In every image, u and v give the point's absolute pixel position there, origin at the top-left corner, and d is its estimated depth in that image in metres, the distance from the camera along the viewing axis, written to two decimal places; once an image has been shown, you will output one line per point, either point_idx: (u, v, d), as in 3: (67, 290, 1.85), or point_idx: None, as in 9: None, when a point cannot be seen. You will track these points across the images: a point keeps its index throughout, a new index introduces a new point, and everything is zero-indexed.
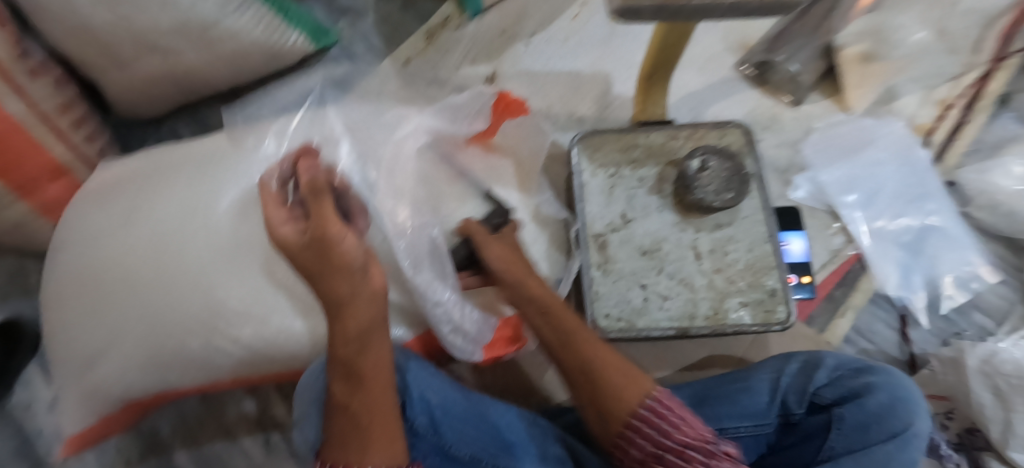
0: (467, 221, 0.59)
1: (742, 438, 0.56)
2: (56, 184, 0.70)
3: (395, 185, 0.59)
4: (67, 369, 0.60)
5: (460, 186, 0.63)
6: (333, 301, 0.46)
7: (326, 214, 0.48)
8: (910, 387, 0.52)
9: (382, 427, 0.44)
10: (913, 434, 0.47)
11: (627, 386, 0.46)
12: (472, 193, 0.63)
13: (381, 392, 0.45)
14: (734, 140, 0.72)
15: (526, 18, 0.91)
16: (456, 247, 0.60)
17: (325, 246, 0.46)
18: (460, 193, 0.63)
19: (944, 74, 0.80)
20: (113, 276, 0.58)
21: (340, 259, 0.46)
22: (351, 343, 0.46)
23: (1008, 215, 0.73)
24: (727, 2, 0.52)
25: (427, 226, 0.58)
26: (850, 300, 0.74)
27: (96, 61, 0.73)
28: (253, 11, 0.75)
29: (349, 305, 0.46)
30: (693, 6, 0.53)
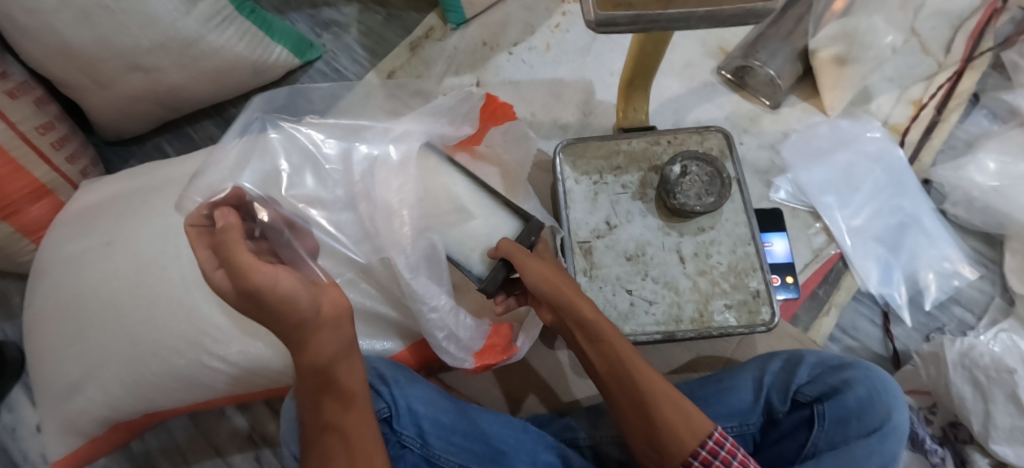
0: (505, 241, 0.53)
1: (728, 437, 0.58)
2: (39, 205, 0.70)
3: (390, 193, 0.55)
4: (51, 394, 0.60)
5: (467, 192, 0.58)
6: (292, 338, 0.43)
7: (245, 261, 0.40)
8: (888, 381, 0.54)
9: (360, 445, 0.44)
10: (892, 428, 0.50)
11: (683, 428, 0.46)
12: (485, 199, 0.58)
13: (357, 416, 0.45)
14: (715, 144, 0.73)
15: (507, 27, 0.92)
16: (495, 270, 0.54)
17: (259, 294, 0.40)
18: (469, 201, 0.58)
19: (917, 74, 0.83)
20: (94, 301, 0.57)
21: (275, 306, 0.40)
22: (320, 370, 0.44)
23: (984, 210, 0.74)
24: (700, 12, 0.54)
25: (425, 231, 0.54)
26: (833, 299, 0.75)
27: (79, 82, 0.73)
28: (237, 24, 0.78)
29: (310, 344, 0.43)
30: (668, 16, 0.54)
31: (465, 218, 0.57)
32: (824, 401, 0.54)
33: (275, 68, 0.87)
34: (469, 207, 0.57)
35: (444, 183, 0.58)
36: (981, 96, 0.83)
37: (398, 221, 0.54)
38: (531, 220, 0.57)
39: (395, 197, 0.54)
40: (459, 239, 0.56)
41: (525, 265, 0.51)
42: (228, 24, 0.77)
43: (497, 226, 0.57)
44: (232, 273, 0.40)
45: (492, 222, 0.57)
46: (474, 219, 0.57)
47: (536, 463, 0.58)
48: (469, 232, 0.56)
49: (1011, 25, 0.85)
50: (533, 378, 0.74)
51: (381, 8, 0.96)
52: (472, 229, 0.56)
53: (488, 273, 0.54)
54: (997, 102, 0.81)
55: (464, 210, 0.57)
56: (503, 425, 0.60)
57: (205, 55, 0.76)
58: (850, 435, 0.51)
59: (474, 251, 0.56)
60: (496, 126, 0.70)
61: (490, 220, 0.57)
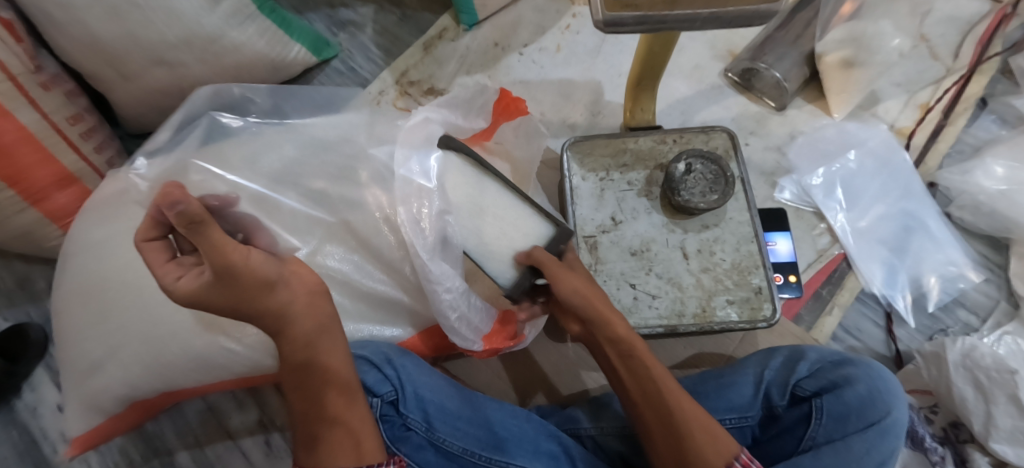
0: (534, 250, 0.53)
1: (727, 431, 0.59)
2: (67, 191, 0.73)
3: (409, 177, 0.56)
4: (73, 371, 0.62)
5: (494, 195, 0.57)
6: (272, 322, 0.44)
7: (219, 242, 0.40)
8: (888, 378, 0.55)
9: (352, 412, 0.47)
10: (890, 424, 0.51)
11: (711, 448, 0.47)
12: (513, 201, 0.57)
13: (343, 397, 0.47)
14: (720, 144, 0.74)
15: (519, 28, 0.94)
16: (524, 279, 0.55)
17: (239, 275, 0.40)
18: (494, 202, 0.56)
19: (926, 78, 0.84)
20: (118, 284, 0.60)
21: (258, 288, 0.42)
22: (301, 349, 0.45)
23: (991, 214, 0.75)
24: (705, 13, 0.55)
25: (443, 212, 0.55)
26: (837, 299, 0.75)
27: (105, 74, 0.76)
28: (259, 22, 0.82)
29: (298, 331, 0.45)
30: (674, 17, 0.56)
31: (492, 222, 0.56)
32: (823, 395, 0.55)
33: (292, 65, 0.89)
34: (495, 210, 0.56)
35: (470, 184, 0.57)
36: (989, 100, 0.83)
37: (419, 205, 0.55)
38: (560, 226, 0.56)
39: (413, 183, 0.56)
40: (487, 245, 0.55)
41: (556, 278, 0.52)
42: (250, 22, 0.80)
43: (524, 231, 0.56)
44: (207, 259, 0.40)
45: (520, 227, 0.56)
46: (500, 222, 0.56)
47: (538, 451, 0.59)
48: (499, 237, 0.55)
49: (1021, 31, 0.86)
50: (537, 370, 0.75)
51: (397, 9, 0.98)
52: (500, 234, 0.55)
53: (516, 284, 0.54)
54: (1006, 107, 0.81)
55: (490, 212, 0.56)
56: (509, 415, 0.61)
57: (227, 51, 0.79)
58: (847, 430, 0.52)
59: (502, 259, 0.55)
60: (509, 121, 0.71)
61: (517, 224, 0.56)
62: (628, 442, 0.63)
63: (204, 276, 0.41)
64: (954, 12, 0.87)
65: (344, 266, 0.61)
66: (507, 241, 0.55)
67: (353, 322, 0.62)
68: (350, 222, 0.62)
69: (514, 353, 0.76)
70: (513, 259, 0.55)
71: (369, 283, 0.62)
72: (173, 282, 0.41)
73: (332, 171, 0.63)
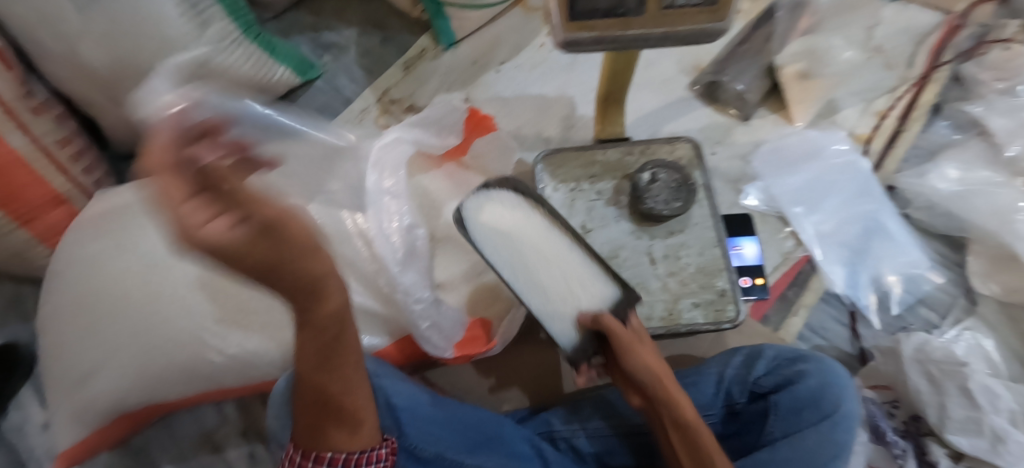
0: (606, 317, 0.52)
1: None
2: (56, 211, 0.76)
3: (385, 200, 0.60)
4: (62, 384, 0.64)
5: (562, 251, 0.55)
6: (312, 282, 0.36)
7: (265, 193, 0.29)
8: (841, 372, 0.57)
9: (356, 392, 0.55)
10: (842, 416, 0.53)
11: None
12: (581, 258, 0.56)
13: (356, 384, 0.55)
14: (684, 154, 0.78)
15: (496, 47, 0.98)
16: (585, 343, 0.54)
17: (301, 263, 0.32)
18: (562, 258, 0.55)
19: (882, 87, 0.88)
20: (104, 299, 0.62)
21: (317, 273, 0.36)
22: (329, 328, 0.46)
23: (945, 214, 0.79)
24: (657, 33, 0.60)
25: (414, 227, 0.61)
26: (802, 300, 0.78)
27: (96, 98, 0.80)
28: (244, 47, 0.86)
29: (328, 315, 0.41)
30: (629, 36, 0.60)
31: (559, 277, 0.54)
32: (779, 391, 0.58)
33: (277, 86, 0.93)
34: (563, 265, 0.54)
35: (538, 236, 0.55)
36: (943, 107, 0.88)
37: (392, 220, 0.60)
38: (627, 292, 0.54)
39: (387, 197, 0.60)
40: (553, 303, 0.53)
41: (624, 347, 0.51)
42: (235, 47, 0.84)
43: (592, 291, 0.54)
44: (238, 207, 0.28)
45: (588, 287, 0.54)
46: (566, 278, 0.54)
47: (512, 454, 0.63)
48: (565, 294, 0.53)
49: (972, 41, 0.89)
50: (516, 377, 0.76)
51: (378, 30, 1.01)
52: (565, 291, 0.53)
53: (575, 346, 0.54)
54: (958, 113, 0.86)
55: (558, 267, 0.54)
56: (477, 421, 0.63)
57: (214, 75, 0.82)
58: (804, 424, 0.54)
59: (564, 318, 0.53)
60: (480, 137, 0.76)
61: (584, 282, 0.55)
62: (601, 443, 0.65)
63: (234, 226, 0.27)
64: (907, 24, 0.92)
65: None
66: (571, 300, 0.53)
67: None
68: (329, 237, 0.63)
69: (489, 360, 0.77)
70: (576, 319, 0.53)
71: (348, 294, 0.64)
72: (209, 230, 0.26)
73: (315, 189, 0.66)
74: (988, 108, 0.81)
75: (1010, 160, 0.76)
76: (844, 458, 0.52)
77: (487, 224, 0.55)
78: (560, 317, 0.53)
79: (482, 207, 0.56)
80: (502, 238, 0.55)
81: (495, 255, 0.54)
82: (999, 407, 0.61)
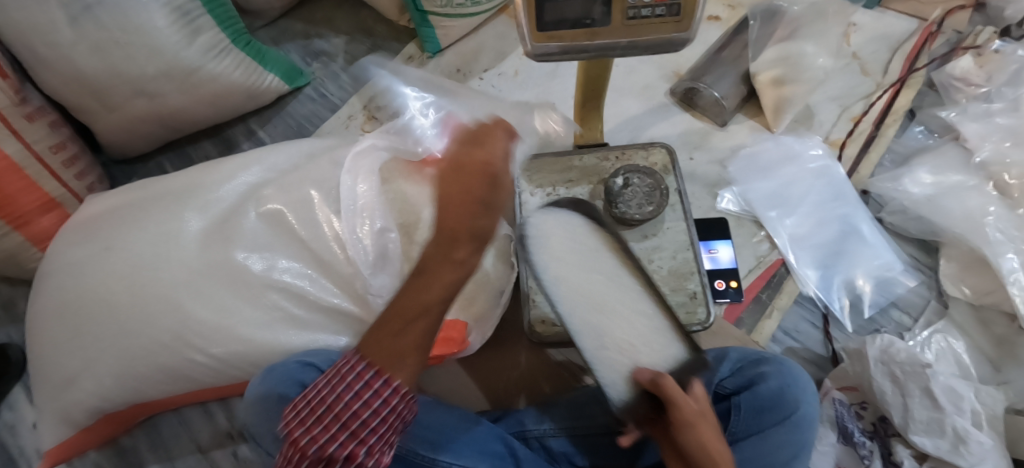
0: (663, 375, 0.48)
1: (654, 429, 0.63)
2: (49, 215, 0.78)
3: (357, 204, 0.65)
4: (50, 383, 0.66)
5: (631, 298, 0.53)
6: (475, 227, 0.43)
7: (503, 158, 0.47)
8: (801, 375, 0.58)
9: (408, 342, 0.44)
10: (801, 417, 0.55)
11: None
12: (651, 311, 0.54)
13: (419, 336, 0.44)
14: (660, 159, 0.80)
15: (481, 55, 1.00)
16: (634, 400, 0.50)
17: (461, 205, 0.41)
18: (631, 305, 0.53)
19: (859, 93, 0.90)
20: (90, 302, 0.64)
21: (464, 231, 0.41)
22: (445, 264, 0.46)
23: (917, 218, 0.79)
24: (623, 42, 0.62)
25: (385, 231, 0.65)
26: (776, 302, 0.79)
27: (88, 105, 0.81)
28: (234, 55, 0.87)
29: (443, 279, 0.42)
30: (596, 45, 0.62)
31: (623, 324, 0.52)
32: (741, 393, 0.59)
33: (267, 93, 0.94)
34: (630, 313, 0.52)
35: (608, 280, 0.53)
36: (917, 112, 0.89)
37: (363, 224, 0.64)
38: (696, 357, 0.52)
39: (360, 200, 0.65)
40: (610, 356, 0.51)
41: (678, 412, 0.46)
42: (225, 54, 0.85)
43: (657, 347, 0.51)
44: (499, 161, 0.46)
45: (653, 344, 0.51)
46: (630, 327, 0.52)
47: (484, 452, 0.64)
48: (625, 344, 0.51)
49: (947, 47, 0.92)
50: (495, 378, 0.78)
51: (366, 39, 1.03)
52: (626, 342, 0.51)
53: (624, 401, 0.51)
54: (932, 118, 0.87)
55: (623, 313, 0.52)
56: (447, 425, 0.65)
57: (204, 82, 0.84)
58: (765, 424, 0.56)
59: (618, 370, 0.50)
60: None
61: (648, 338, 0.52)
62: (571, 443, 0.67)
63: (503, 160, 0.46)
64: (884, 31, 0.95)
65: (300, 281, 0.65)
66: (631, 352, 0.51)
67: (310, 333, 0.66)
68: (311, 243, 0.65)
69: (469, 361, 0.79)
70: (631, 374, 0.50)
71: (328, 296, 0.66)
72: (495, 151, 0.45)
73: (294, 189, 0.68)
74: (961, 113, 0.83)
75: (981, 165, 0.78)
76: (803, 457, 0.54)
77: (554, 248, 0.53)
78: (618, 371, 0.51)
79: (552, 226, 0.55)
80: (570, 278, 0.53)
81: (554, 283, 0.53)
82: (961, 408, 0.63)
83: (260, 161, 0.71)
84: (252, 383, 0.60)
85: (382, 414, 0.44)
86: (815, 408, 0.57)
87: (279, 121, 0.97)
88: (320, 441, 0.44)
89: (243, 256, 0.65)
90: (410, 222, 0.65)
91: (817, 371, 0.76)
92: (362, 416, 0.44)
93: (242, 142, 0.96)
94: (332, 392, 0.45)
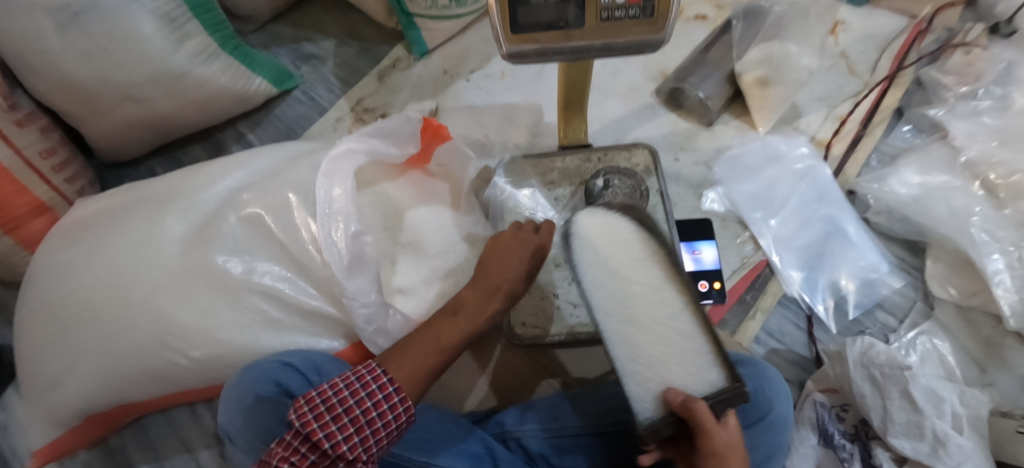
0: (697, 406, 0.46)
1: (616, 432, 0.65)
2: (40, 219, 0.79)
3: (335, 207, 0.65)
4: (37, 384, 0.67)
5: (670, 312, 0.51)
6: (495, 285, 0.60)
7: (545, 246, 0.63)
8: (773, 378, 0.59)
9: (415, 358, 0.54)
10: (773, 420, 0.56)
11: None
12: (689, 329, 0.51)
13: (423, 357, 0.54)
14: (642, 160, 0.82)
15: (467, 58, 1.00)
16: (662, 423, 0.49)
17: (502, 266, 0.61)
18: (669, 320, 0.51)
19: (847, 92, 0.90)
20: (74, 304, 0.65)
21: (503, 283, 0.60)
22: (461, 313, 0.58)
23: (903, 219, 0.78)
24: (598, 42, 0.59)
25: (360, 235, 0.65)
26: (759, 303, 0.79)
27: (78, 111, 0.81)
28: (222, 60, 0.88)
29: (468, 319, 0.58)
30: (572, 45, 0.60)
31: (657, 339, 0.51)
32: None
33: (255, 97, 0.94)
34: (666, 328, 0.51)
35: (649, 292, 0.52)
36: (905, 111, 0.88)
37: (337, 227, 0.64)
38: (734, 386, 0.48)
39: (336, 204, 0.65)
40: (642, 374, 0.51)
41: (706, 436, 0.46)
42: (213, 60, 0.86)
43: (690, 369, 0.50)
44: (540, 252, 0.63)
45: (688, 365, 0.50)
46: (664, 343, 0.51)
47: (462, 452, 0.63)
48: (655, 360, 0.51)
49: (937, 45, 0.91)
50: (476, 380, 0.79)
51: (355, 42, 1.04)
52: (658, 359, 0.50)
53: (652, 424, 0.49)
54: (920, 117, 0.86)
55: (661, 327, 0.51)
56: (426, 427, 0.65)
57: (191, 87, 0.85)
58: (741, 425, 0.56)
59: (646, 387, 0.50)
60: (440, 145, 0.76)
61: (686, 360, 0.50)
62: (549, 444, 0.66)
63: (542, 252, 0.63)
64: (873, 30, 0.95)
65: (278, 283, 0.67)
66: (661, 369, 0.50)
67: (289, 336, 0.67)
68: (293, 252, 0.67)
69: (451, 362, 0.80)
70: (659, 392, 0.50)
71: (305, 298, 0.67)
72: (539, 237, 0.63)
73: (274, 193, 0.69)
74: (950, 111, 0.82)
75: (968, 164, 0.76)
76: (774, 458, 0.56)
77: (596, 251, 0.53)
78: (644, 390, 0.51)
79: (596, 229, 0.54)
80: (613, 290, 0.52)
81: (595, 287, 0.53)
82: (942, 411, 0.63)
83: (243, 166, 0.72)
84: (229, 384, 0.61)
85: (389, 427, 0.49)
86: (786, 410, 0.58)
87: (268, 124, 0.98)
88: (333, 438, 0.47)
89: (223, 260, 0.66)
90: (393, 220, 0.74)
91: (801, 372, 0.76)
92: (364, 431, 0.48)
93: (232, 146, 0.97)
94: (353, 394, 0.49)
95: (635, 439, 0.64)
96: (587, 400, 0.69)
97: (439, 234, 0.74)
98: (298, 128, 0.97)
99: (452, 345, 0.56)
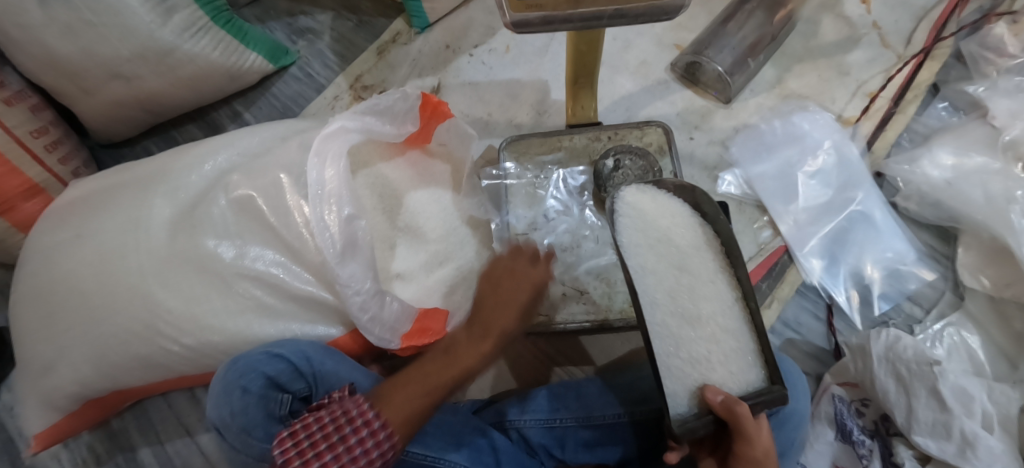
0: (737, 404, 0.46)
1: (619, 425, 0.62)
2: (34, 201, 0.75)
3: (326, 190, 0.61)
4: (29, 370, 0.66)
5: (721, 306, 0.53)
6: (482, 321, 0.58)
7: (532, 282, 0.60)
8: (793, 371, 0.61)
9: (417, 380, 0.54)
10: (789, 414, 0.58)
11: None
12: (737, 326, 0.52)
13: (423, 376, 0.54)
14: (654, 139, 0.78)
15: (469, 31, 0.95)
16: (699, 425, 0.48)
17: (497, 304, 0.58)
18: (720, 315, 0.52)
19: (878, 65, 0.84)
20: (60, 290, 0.63)
21: (493, 332, 0.57)
22: (456, 345, 0.57)
23: (935, 204, 0.73)
24: (610, 10, 0.51)
25: (354, 219, 0.62)
26: (776, 292, 0.74)
27: (64, 87, 0.78)
28: (212, 33, 0.84)
29: (461, 360, 0.55)
30: (579, 15, 0.52)
31: (703, 335, 0.52)
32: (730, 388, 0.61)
33: (250, 73, 0.91)
34: (714, 323, 0.52)
35: (699, 284, 0.54)
36: (941, 87, 0.82)
37: (330, 207, 0.61)
38: (776, 389, 0.48)
39: (328, 186, 0.62)
40: (682, 369, 0.51)
41: (746, 439, 0.46)
42: (203, 33, 0.82)
43: (731, 368, 0.51)
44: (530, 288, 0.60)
45: (725, 362, 0.51)
46: (710, 339, 0.52)
47: (461, 444, 0.61)
48: (698, 357, 0.51)
49: (979, 15, 0.85)
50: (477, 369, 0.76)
51: (352, 15, 0.99)
52: (699, 356, 0.51)
53: (691, 423, 0.48)
54: (958, 93, 0.80)
55: (709, 323, 0.52)
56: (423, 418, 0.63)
57: (181, 62, 0.81)
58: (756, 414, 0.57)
59: (682, 383, 0.51)
60: (440, 124, 0.74)
61: (726, 358, 0.51)
62: (552, 435, 0.64)
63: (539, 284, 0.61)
64: None
65: (271, 268, 0.64)
66: (701, 366, 0.51)
67: (283, 322, 0.65)
68: (285, 236, 0.64)
69: None
70: (696, 389, 0.51)
71: (298, 282, 0.64)
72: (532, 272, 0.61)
73: (265, 173, 0.66)
74: (991, 87, 0.76)
75: (1009, 144, 0.71)
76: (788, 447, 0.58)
77: (647, 233, 0.56)
78: (679, 378, 0.51)
79: (642, 209, 0.57)
80: (671, 277, 0.54)
81: (646, 275, 0.54)
82: (972, 411, 0.59)
83: (235, 147, 0.69)
84: (219, 372, 0.59)
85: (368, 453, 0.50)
86: (806, 401, 0.60)
87: (263, 102, 0.95)
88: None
89: (213, 243, 0.64)
90: (392, 202, 0.72)
91: (819, 365, 0.72)
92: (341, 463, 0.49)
93: (228, 125, 0.94)
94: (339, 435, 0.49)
95: (648, 431, 0.62)
96: (588, 392, 0.66)
97: (440, 216, 0.72)
98: (295, 106, 0.94)
99: (443, 386, 0.54)
